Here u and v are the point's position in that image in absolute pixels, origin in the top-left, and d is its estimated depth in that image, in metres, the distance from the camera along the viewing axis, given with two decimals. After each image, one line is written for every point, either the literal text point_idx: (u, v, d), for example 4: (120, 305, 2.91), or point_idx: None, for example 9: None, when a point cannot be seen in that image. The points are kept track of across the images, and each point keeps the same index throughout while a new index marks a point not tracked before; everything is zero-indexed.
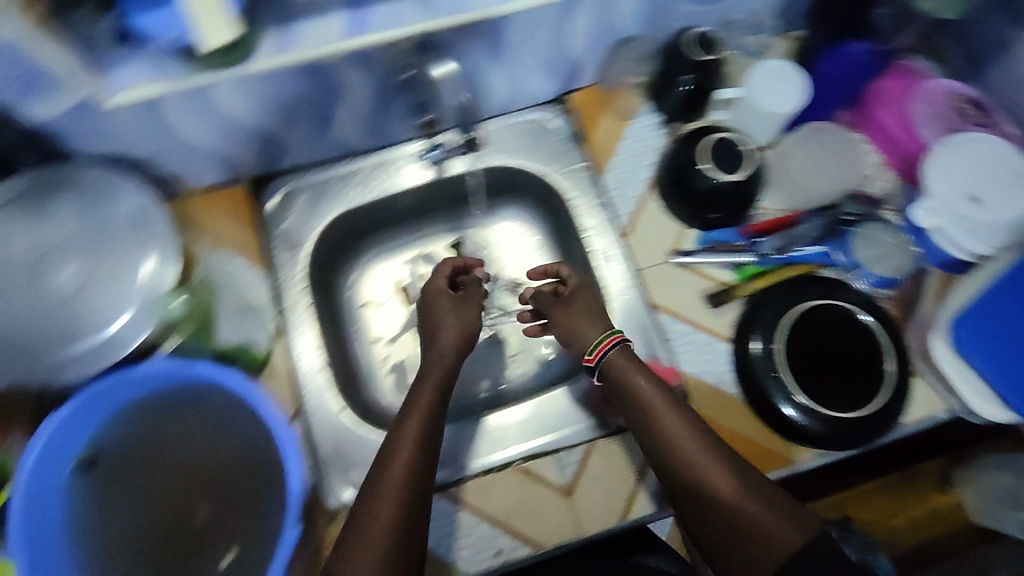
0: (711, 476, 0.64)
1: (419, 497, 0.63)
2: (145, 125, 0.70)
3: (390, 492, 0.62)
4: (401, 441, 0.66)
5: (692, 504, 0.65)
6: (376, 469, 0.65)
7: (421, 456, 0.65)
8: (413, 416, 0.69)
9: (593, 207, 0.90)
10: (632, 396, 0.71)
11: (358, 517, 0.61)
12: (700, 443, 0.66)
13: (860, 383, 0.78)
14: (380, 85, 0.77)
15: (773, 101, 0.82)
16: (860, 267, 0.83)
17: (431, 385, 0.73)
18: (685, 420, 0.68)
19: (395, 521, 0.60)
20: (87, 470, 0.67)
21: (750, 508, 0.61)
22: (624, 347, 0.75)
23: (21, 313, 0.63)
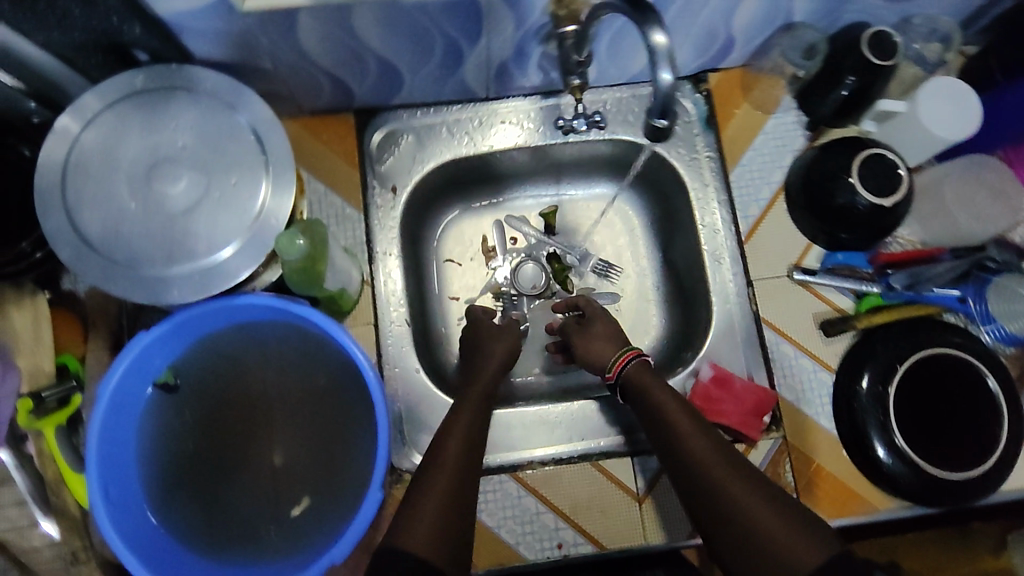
0: (726, 491, 0.58)
1: (464, 489, 0.62)
2: (273, 33, 0.65)
3: (441, 482, 0.61)
4: (452, 433, 0.65)
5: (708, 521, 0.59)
6: (426, 462, 0.64)
7: (468, 449, 0.65)
8: (463, 410, 0.69)
9: (713, 202, 0.83)
10: (654, 412, 0.67)
11: (411, 502, 0.60)
12: (716, 454, 0.62)
13: (969, 445, 0.73)
14: (524, 33, 0.71)
15: (942, 122, 0.75)
16: (989, 318, 0.77)
17: (480, 388, 0.72)
18: (699, 431, 0.64)
19: (445, 509, 0.59)
20: (167, 394, 0.66)
21: (766, 520, 0.55)
22: (642, 363, 0.72)
23: (129, 222, 0.59)
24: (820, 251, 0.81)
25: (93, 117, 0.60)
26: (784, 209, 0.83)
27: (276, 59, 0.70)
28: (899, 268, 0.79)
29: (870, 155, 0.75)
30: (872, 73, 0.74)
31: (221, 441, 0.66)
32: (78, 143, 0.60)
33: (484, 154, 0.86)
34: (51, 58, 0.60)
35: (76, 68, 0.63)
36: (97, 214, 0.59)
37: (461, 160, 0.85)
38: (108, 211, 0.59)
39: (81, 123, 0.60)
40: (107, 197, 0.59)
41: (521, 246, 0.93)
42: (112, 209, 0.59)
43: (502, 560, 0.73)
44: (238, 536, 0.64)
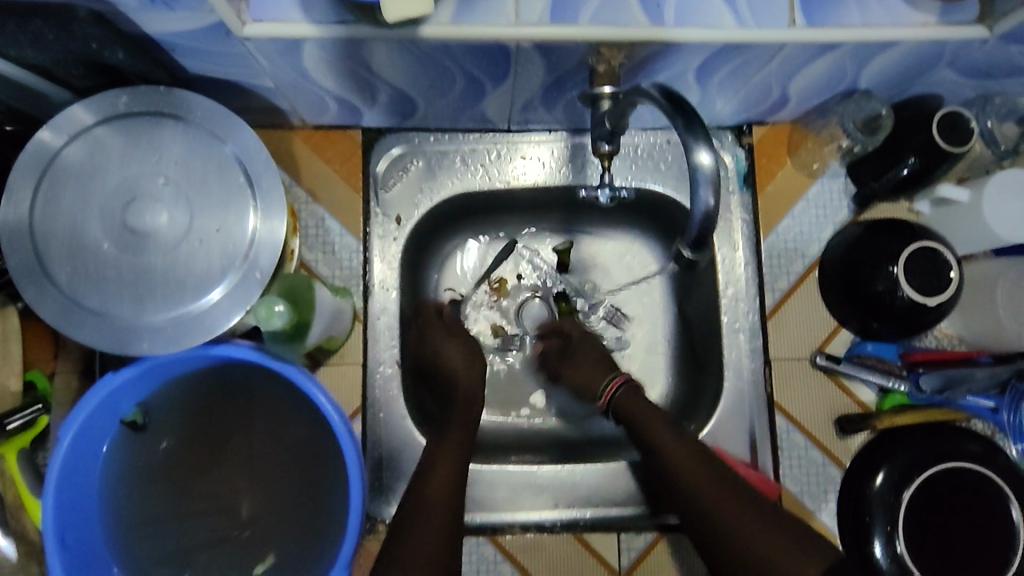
0: (716, 506, 0.60)
1: (454, 515, 0.62)
2: (277, 57, 0.58)
3: (430, 517, 0.60)
4: (438, 463, 0.65)
5: (703, 533, 0.61)
6: (411, 491, 0.63)
7: (455, 475, 0.64)
8: (454, 427, 0.69)
9: (740, 269, 0.77)
10: (642, 429, 0.68)
11: (399, 532, 0.60)
12: (703, 466, 0.64)
13: (977, 565, 0.68)
14: (556, 78, 0.64)
15: (1006, 222, 0.68)
16: (1019, 433, 0.72)
17: (463, 413, 0.71)
18: (687, 444, 0.66)
19: (435, 541, 0.59)
20: (135, 430, 0.62)
21: (754, 535, 0.57)
22: (631, 386, 0.73)
23: (102, 262, 0.55)
24: (848, 337, 0.76)
25: (79, 133, 0.56)
26: (814, 286, 0.76)
27: (280, 79, 0.63)
28: (933, 368, 0.72)
29: (919, 248, 0.68)
30: (937, 155, 0.67)
31: (192, 481, 0.64)
32: (56, 163, 0.56)
33: (498, 188, 0.79)
34: (26, 70, 0.54)
35: (55, 79, 0.56)
36: (71, 246, 0.55)
37: (474, 193, 0.79)
38: (81, 246, 0.55)
39: (63, 140, 0.56)
40: (81, 231, 0.55)
41: (530, 284, 0.86)
42: (85, 246, 0.55)
43: None
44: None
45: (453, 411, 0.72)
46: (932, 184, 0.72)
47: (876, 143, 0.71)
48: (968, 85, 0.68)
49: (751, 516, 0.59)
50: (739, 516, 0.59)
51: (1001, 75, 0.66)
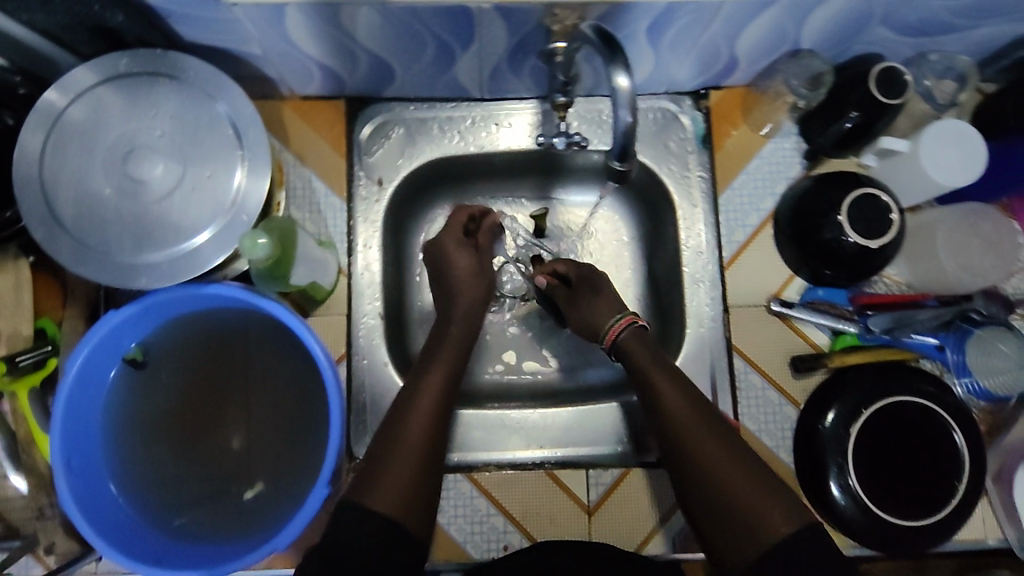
0: (710, 458, 0.60)
1: (439, 446, 0.62)
2: (262, 23, 0.64)
3: (411, 442, 0.61)
4: (426, 390, 0.65)
5: (686, 480, 0.61)
6: (397, 414, 0.63)
7: (442, 404, 0.64)
8: (440, 356, 0.69)
9: (699, 224, 0.82)
10: (643, 378, 0.66)
11: (383, 456, 0.60)
12: (702, 419, 0.63)
13: (924, 493, 0.73)
14: (519, 41, 0.69)
15: (943, 168, 0.72)
16: (964, 370, 0.76)
17: (453, 342, 0.70)
18: (686, 393, 0.64)
19: (417, 467, 0.60)
20: (138, 368, 0.68)
21: (741, 492, 0.58)
22: (636, 327, 0.70)
23: (103, 206, 0.61)
24: (801, 284, 0.80)
25: (83, 93, 0.62)
26: (770, 238, 0.82)
27: (267, 46, 0.70)
28: (880, 310, 0.77)
29: (862, 194, 0.73)
30: (874, 108, 0.72)
31: (189, 418, 0.69)
32: (62, 121, 0.62)
33: (472, 153, 0.85)
34: (37, 34, 0.60)
35: (63, 44, 0.63)
36: (75, 193, 0.61)
37: (450, 158, 0.85)
38: (86, 192, 0.61)
39: (68, 98, 0.62)
40: (84, 179, 0.61)
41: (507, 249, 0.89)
42: (89, 191, 0.61)
43: (447, 557, 0.75)
44: (198, 509, 0.67)
45: (438, 340, 0.71)
46: (875, 138, 0.76)
47: (820, 98, 0.77)
48: (905, 43, 0.73)
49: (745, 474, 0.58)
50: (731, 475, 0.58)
51: (934, 32, 0.71)
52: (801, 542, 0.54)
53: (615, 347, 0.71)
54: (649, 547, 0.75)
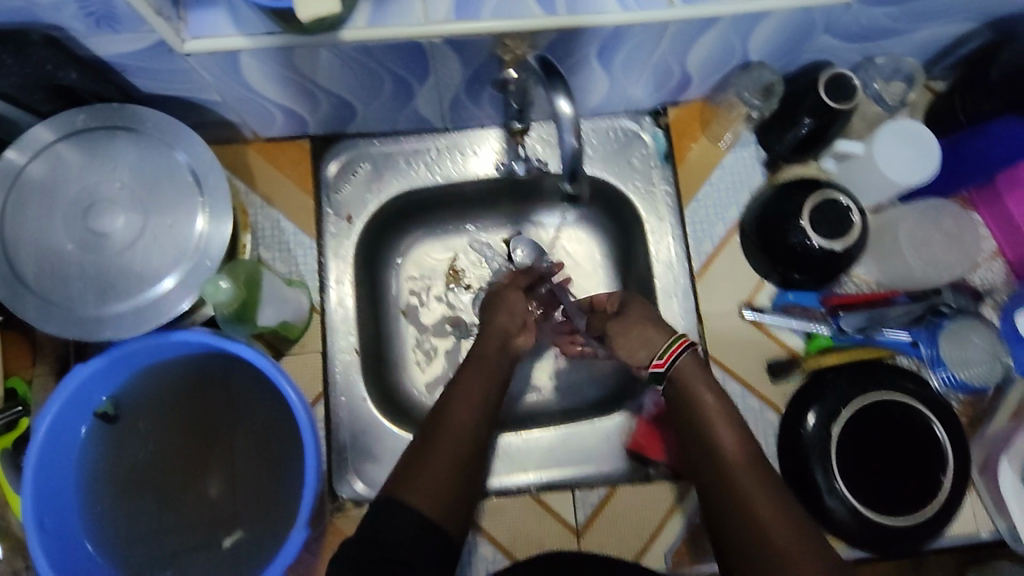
0: (756, 497, 0.57)
1: (476, 448, 0.66)
2: (217, 70, 0.65)
3: (447, 444, 0.65)
4: (464, 391, 0.69)
5: (728, 515, 0.58)
6: (436, 416, 0.67)
7: (476, 413, 0.68)
8: (475, 365, 0.71)
9: (667, 238, 0.83)
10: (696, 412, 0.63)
11: (421, 453, 0.64)
12: (750, 456, 0.60)
13: (909, 489, 0.73)
14: (473, 72, 0.70)
15: (900, 169, 0.73)
16: (939, 363, 0.76)
17: (494, 345, 0.74)
18: (741, 434, 0.61)
19: (456, 467, 0.64)
20: (109, 422, 0.67)
21: (791, 544, 0.54)
22: (694, 354, 0.65)
23: (64, 262, 0.61)
24: (772, 289, 0.81)
25: (41, 151, 0.62)
26: (738, 245, 0.82)
27: (225, 92, 0.70)
28: (851, 309, 0.77)
29: (822, 199, 0.74)
30: (827, 115, 0.74)
31: (169, 469, 0.68)
32: (20, 180, 0.62)
33: (439, 183, 0.86)
34: None
35: (22, 106, 0.64)
36: (34, 251, 0.61)
37: (419, 190, 0.86)
38: (47, 249, 0.61)
39: (28, 156, 0.62)
40: (44, 235, 0.61)
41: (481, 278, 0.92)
42: (49, 248, 0.61)
43: None
44: (184, 561, 0.66)
45: (476, 349, 0.74)
46: (831, 141, 0.78)
47: (771, 108, 0.79)
48: (851, 49, 0.75)
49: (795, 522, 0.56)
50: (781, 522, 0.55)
51: (877, 36, 0.72)
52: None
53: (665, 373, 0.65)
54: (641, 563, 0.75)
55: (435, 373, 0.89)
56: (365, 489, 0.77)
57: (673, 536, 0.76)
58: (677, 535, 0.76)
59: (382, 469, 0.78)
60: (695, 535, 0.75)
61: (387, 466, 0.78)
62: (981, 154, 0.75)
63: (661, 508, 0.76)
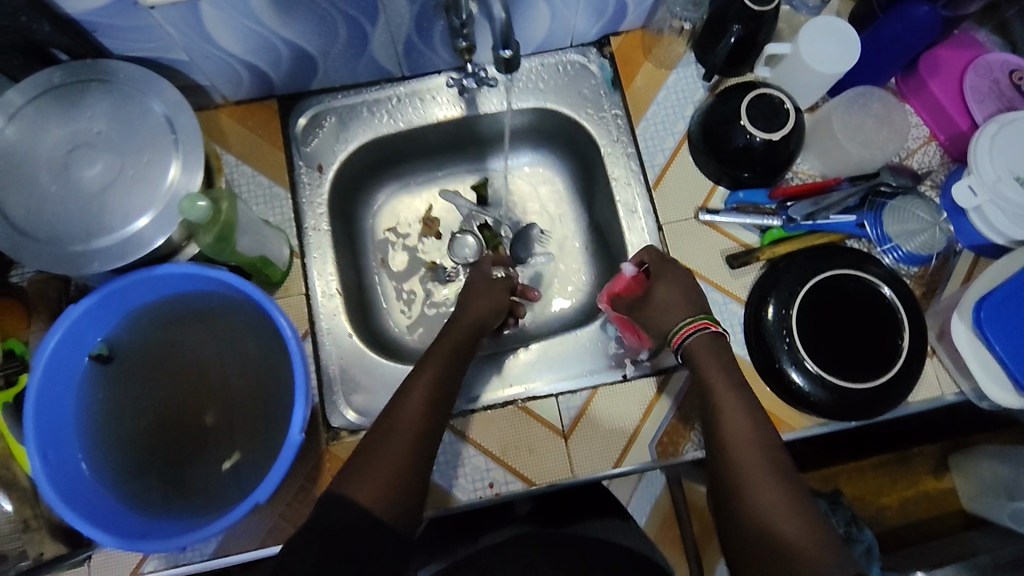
0: (752, 473, 0.57)
1: (433, 434, 0.61)
2: (181, 24, 0.69)
3: (400, 434, 0.60)
4: (423, 377, 0.65)
5: (725, 494, 0.58)
6: (391, 407, 0.63)
7: (437, 402, 0.63)
8: (436, 357, 0.68)
9: (621, 155, 0.88)
10: (702, 379, 0.65)
11: (370, 447, 0.59)
12: (756, 436, 0.59)
13: (871, 356, 0.77)
14: (420, 8, 0.75)
15: (825, 61, 0.78)
16: (887, 240, 0.81)
17: (454, 335, 0.72)
18: (749, 405, 0.62)
19: (408, 456, 0.58)
20: (106, 364, 0.70)
21: (776, 513, 0.54)
22: (706, 335, 0.66)
23: (50, 206, 0.65)
24: (724, 192, 0.86)
25: (23, 106, 0.66)
26: (688, 156, 0.87)
27: (191, 50, 0.75)
28: (799, 200, 0.83)
29: (756, 96, 0.79)
30: (753, 19, 0.78)
31: (167, 407, 0.71)
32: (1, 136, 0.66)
33: (404, 130, 0.90)
34: None
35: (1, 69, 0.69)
36: (21, 199, 0.65)
37: (385, 138, 0.90)
38: (33, 195, 0.65)
39: (4, 118, 0.66)
40: (29, 183, 0.65)
41: (455, 223, 0.98)
42: (35, 194, 0.65)
43: (436, 505, 0.77)
44: (192, 508, 0.66)
45: (438, 343, 0.70)
46: (762, 46, 0.83)
47: (702, 17, 0.86)
48: None
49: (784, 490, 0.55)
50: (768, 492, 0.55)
51: None
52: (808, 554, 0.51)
53: (681, 348, 0.67)
54: (628, 457, 0.78)
55: (417, 315, 0.94)
56: (357, 417, 0.79)
57: (655, 428, 0.79)
58: (659, 426, 0.79)
59: (372, 396, 0.81)
60: (676, 426, 0.79)
61: (377, 393, 0.81)
62: (896, 39, 0.80)
63: (642, 405, 0.80)
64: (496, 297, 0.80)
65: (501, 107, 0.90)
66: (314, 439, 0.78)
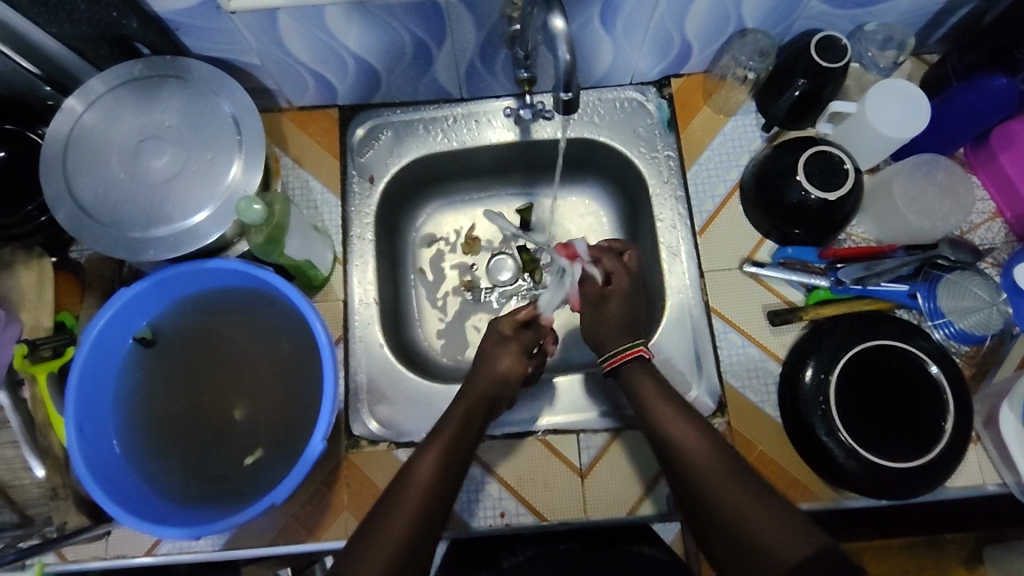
0: (723, 482, 0.62)
1: (433, 506, 0.63)
2: (258, 32, 0.71)
3: (407, 511, 0.62)
4: (429, 453, 0.66)
5: (706, 521, 0.62)
6: (402, 478, 0.65)
7: (443, 475, 0.65)
8: (448, 427, 0.69)
9: (670, 198, 0.88)
10: (644, 408, 0.70)
11: (382, 518, 0.62)
12: (722, 462, 0.64)
13: (910, 431, 0.74)
14: (486, 35, 0.76)
15: (892, 125, 0.76)
16: (939, 314, 0.78)
17: (462, 413, 0.71)
18: (689, 421, 0.68)
19: (404, 544, 0.59)
20: (149, 347, 0.73)
21: (774, 530, 0.58)
22: (642, 362, 0.74)
23: (117, 191, 0.68)
24: (772, 246, 0.84)
25: (103, 94, 0.70)
26: (738, 206, 0.86)
27: (264, 56, 0.76)
28: (850, 262, 0.81)
29: (816, 152, 0.77)
30: (820, 76, 0.77)
31: (199, 396, 0.73)
32: (79, 122, 0.70)
33: (456, 149, 0.91)
34: (62, 46, 0.70)
35: (86, 59, 0.73)
36: (91, 182, 0.69)
37: (437, 155, 0.92)
38: (103, 180, 0.69)
39: (83, 105, 0.70)
40: (100, 167, 0.69)
41: (496, 244, 0.99)
42: (105, 179, 0.69)
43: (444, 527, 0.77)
44: (213, 490, 0.70)
45: (453, 408, 0.72)
46: (827, 103, 0.81)
47: (767, 69, 0.83)
48: (850, 14, 0.79)
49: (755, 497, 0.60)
50: (737, 494, 0.61)
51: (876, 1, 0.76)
52: (823, 565, 0.54)
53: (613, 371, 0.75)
54: (645, 505, 0.77)
55: (446, 327, 0.95)
56: (379, 428, 0.80)
57: None
58: None
59: (393, 410, 0.82)
60: None
61: (399, 407, 0.82)
62: (969, 109, 0.77)
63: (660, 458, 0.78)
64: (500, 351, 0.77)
65: (553, 135, 0.91)
66: (334, 445, 0.79)
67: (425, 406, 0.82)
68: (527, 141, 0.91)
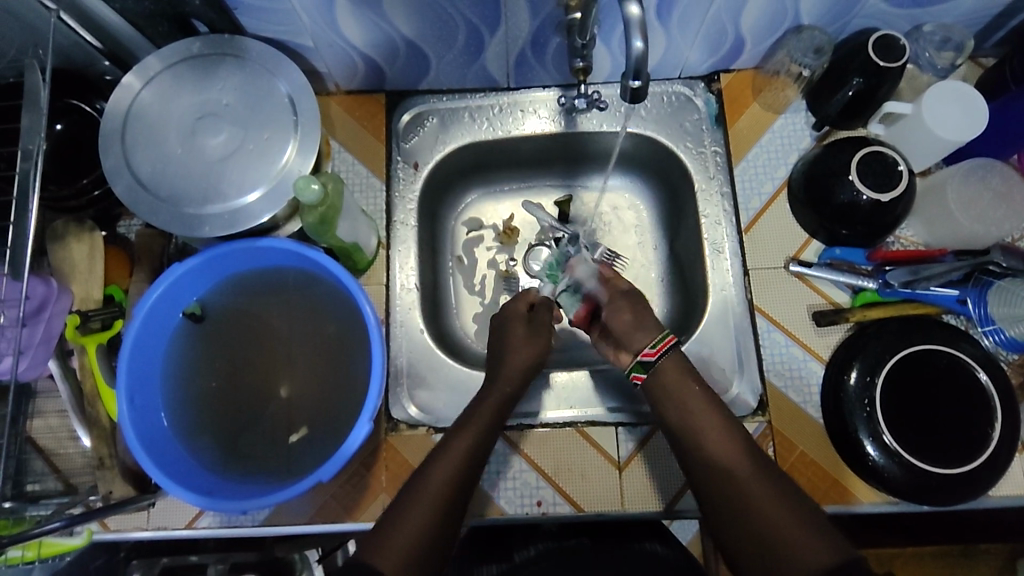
0: (758, 490, 0.60)
1: (460, 494, 0.62)
2: (315, 13, 0.71)
3: (432, 498, 0.60)
4: (456, 444, 0.65)
5: (733, 521, 0.60)
6: (427, 465, 0.64)
7: (468, 464, 0.64)
8: (476, 419, 0.68)
9: (715, 194, 0.87)
10: (677, 401, 0.67)
11: (406, 505, 0.60)
12: (755, 468, 0.62)
13: (956, 440, 0.72)
14: (541, 23, 0.76)
15: (949, 127, 0.75)
16: (988, 321, 0.77)
17: (494, 404, 0.70)
18: (721, 417, 0.66)
19: (427, 535, 0.58)
20: (197, 322, 0.74)
21: (789, 526, 0.57)
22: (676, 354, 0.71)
23: (174, 166, 0.69)
24: (819, 246, 0.84)
25: (163, 71, 0.71)
26: (785, 204, 0.85)
27: (318, 38, 0.77)
28: (897, 265, 0.80)
29: (870, 153, 0.76)
30: (877, 75, 0.76)
31: (243, 373, 0.74)
32: (138, 98, 0.70)
33: (501, 138, 0.91)
34: (123, 22, 0.71)
35: (146, 35, 0.74)
36: (149, 158, 0.69)
37: (481, 144, 0.92)
38: (160, 157, 0.69)
39: (142, 81, 0.71)
40: (157, 144, 0.70)
41: (536, 235, 0.98)
42: (163, 155, 0.69)
43: (483, 513, 0.77)
44: (254, 466, 0.70)
45: (477, 405, 0.71)
46: (881, 103, 0.80)
47: (822, 66, 0.82)
48: (910, 14, 0.78)
49: (789, 508, 0.58)
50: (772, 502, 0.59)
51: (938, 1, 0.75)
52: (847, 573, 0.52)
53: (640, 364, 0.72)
54: (684, 499, 0.77)
55: (483, 315, 0.95)
56: (418, 413, 0.81)
57: None
58: None
59: (432, 394, 0.82)
60: None
61: (437, 392, 0.82)
62: None
63: None
64: (521, 352, 0.76)
65: (599, 126, 0.90)
66: (374, 428, 0.79)
67: (463, 392, 0.82)
68: (572, 131, 0.91)
